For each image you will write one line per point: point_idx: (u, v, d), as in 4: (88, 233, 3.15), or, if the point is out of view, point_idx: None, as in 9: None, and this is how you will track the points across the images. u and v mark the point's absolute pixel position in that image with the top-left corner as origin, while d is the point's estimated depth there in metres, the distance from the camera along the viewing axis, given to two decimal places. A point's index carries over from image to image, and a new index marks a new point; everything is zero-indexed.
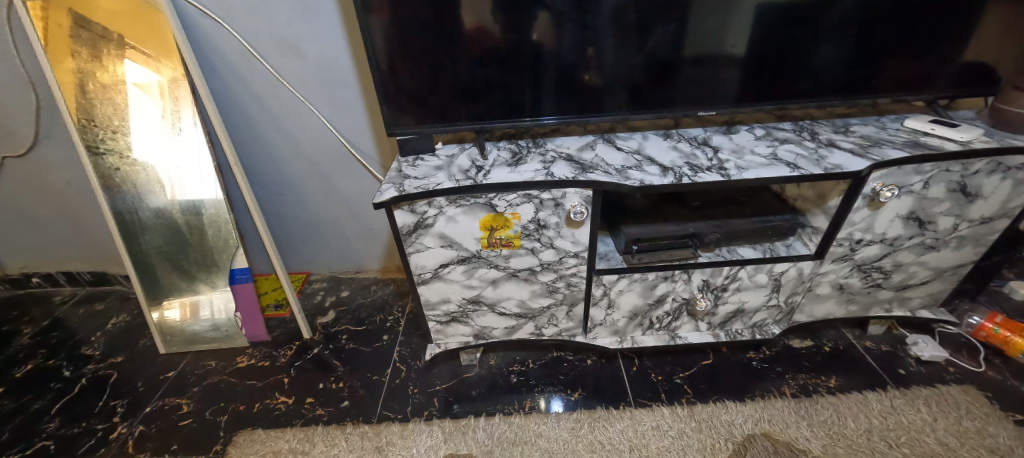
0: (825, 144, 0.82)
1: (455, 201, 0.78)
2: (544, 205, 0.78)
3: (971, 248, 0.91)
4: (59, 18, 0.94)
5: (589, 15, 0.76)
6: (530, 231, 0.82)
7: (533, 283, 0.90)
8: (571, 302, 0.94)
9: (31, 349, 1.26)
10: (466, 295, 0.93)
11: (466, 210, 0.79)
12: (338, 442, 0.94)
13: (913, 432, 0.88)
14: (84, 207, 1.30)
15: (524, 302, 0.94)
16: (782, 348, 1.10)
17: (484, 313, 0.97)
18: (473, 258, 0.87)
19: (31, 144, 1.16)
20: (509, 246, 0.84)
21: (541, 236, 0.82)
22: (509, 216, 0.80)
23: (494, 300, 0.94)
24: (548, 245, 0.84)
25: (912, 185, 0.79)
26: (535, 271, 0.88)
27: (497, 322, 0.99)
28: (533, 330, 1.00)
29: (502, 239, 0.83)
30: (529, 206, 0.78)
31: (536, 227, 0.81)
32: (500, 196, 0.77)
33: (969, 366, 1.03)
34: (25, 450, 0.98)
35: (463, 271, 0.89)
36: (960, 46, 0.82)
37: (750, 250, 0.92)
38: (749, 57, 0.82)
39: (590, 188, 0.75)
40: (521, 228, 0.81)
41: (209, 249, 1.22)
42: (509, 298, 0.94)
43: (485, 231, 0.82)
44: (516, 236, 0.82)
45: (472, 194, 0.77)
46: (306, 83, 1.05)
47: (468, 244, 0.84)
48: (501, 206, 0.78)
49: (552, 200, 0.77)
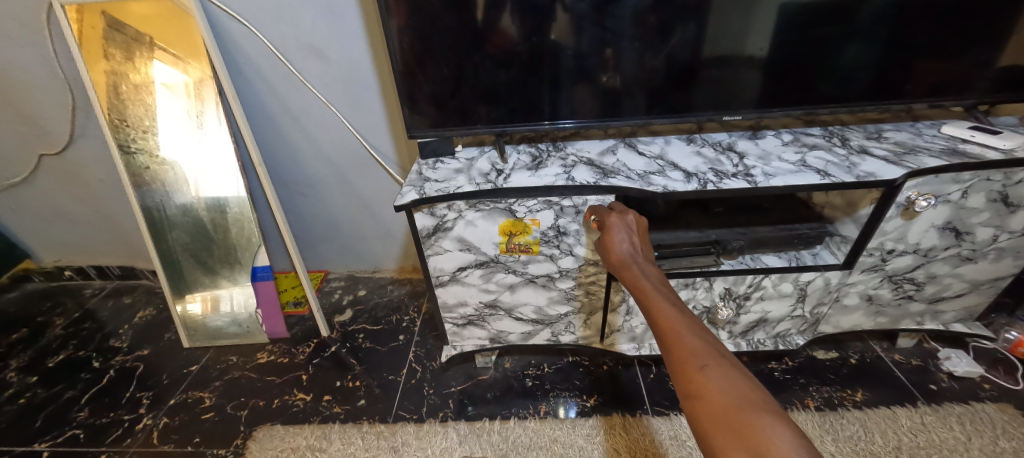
0: (856, 150, 0.79)
1: (475, 205, 0.78)
2: (565, 212, 0.77)
3: (1011, 260, 0.87)
4: (94, 21, 0.98)
5: (609, 16, 0.75)
6: (549, 237, 0.81)
7: (551, 289, 0.90)
8: (589, 310, 0.93)
9: (63, 339, 1.31)
10: (483, 300, 0.93)
11: (486, 214, 0.79)
12: (354, 441, 0.95)
13: (946, 451, 0.84)
14: (114, 203, 1.34)
15: (540, 308, 0.94)
16: (806, 360, 1.06)
17: (501, 317, 0.97)
18: (491, 262, 0.86)
19: (65, 143, 1.20)
20: (527, 252, 0.84)
21: (561, 243, 0.82)
22: (528, 222, 0.79)
23: (511, 305, 0.94)
24: (567, 253, 0.83)
25: (949, 195, 0.75)
26: (553, 278, 0.87)
27: (513, 327, 0.99)
28: (550, 337, 1.00)
29: (520, 244, 0.83)
30: (549, 213, 0.78)
31: (555, 233, 0.80)
32: (519, 202, 0.77)
33: (1006, 383, 0.98)
34: (56, 438, 1.02)
35: (481, 275, 0.89)
36: (1002, 48, 0.78)
37: (774, 259, 0.89)
38: (774, 60, 0.80)
39: (611, 194, 0.74)
40: (541, 234, 0.81)
41: (232, 246, 1.24)
42: (526, 304, 0.93)
43: (504, 236, 0.82)
44: (535, 242, 0.82)
45: (492, 199, 0.76)
46: (328, 84, 1.07)
47: (487, 249, 0.84)
48: (521, 211, 0.78)
49: (573, 207, 0.76)
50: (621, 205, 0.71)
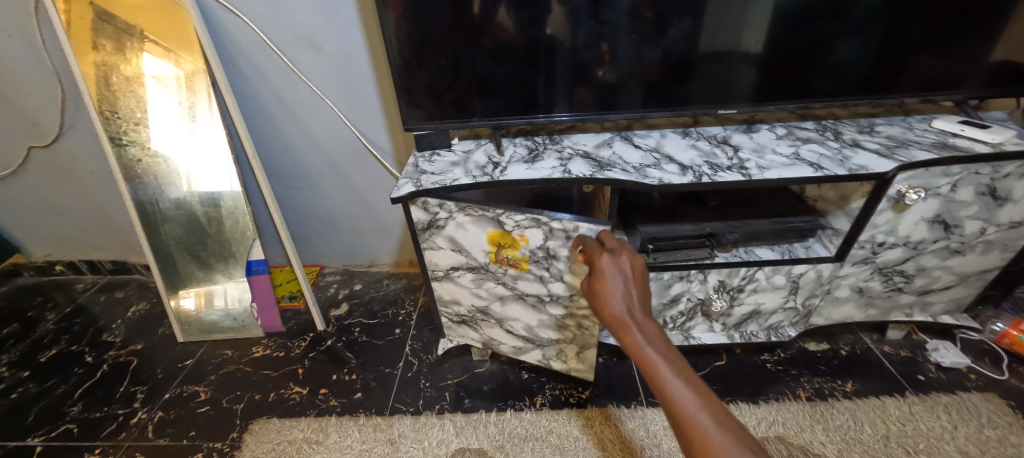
0: (848, 144, 0.80)
1: (465, 208, 0.78)
2: (554, 234, 0.75)
3: (998, 253, 0.88)
4: (82, 11, 0.96)
5: (605, 9, 0.74)
6: (539, 258, 0.79)
7: (541, 312, 0.89)
8: (579, 343, 0.91)
9: (54, 334, 1.30)
10: (476, 303, 0.94)
11: (475, 219, 0.79)
12: (351, 433, 0.95)
13: (933, 439, 0.86)
14: (105, 196, 1.32)
15: (531, 327, 0.93)
16: (797, 352, 1.08)
17: (492, 325, 0.97)
18: (481, 268, 0.86)
19: (55, 135, 1.18)
20: (516, 266, 0.83)
21: (551, 266, 0.80)
22: (517, 237, 0.78)
23: (502, 316, 0.94)
24: (557, 278, 0.81)
25: (939, 188, 0.76)
26: (543, 300, 0.86)
27: (504, 338, 0.98)
28: (540, 358, 0.99)
29: (509, 258, 0.82)
30: (538, 231, 0.76)
31: (545, 255, 0.79)
32: (508, 214, 0.76)
33: (992, 373, 1.00)
34: (49, 433, 1.01)
35: (473, 278, 0.89)
36: (993, 43, 0.79)
37: (767, 251, 0.90)
38: (769, 54, 0.80)
39: (604, 224, 0.70)
40: (530, 252, 0.79)
41: (226, 240, 1.23)
42: (516, 319, 0.93)
43: (493, 246, 0.81)
44: (523, 259, 0.81)
45: (480, 207, 0.76)
46: (322, 76, 1.06)
47: (477, 255, 0.84)
48: (509, 225, 0.77)
49: (563, 230, 0.74)
50: (610, 236, 0.66)
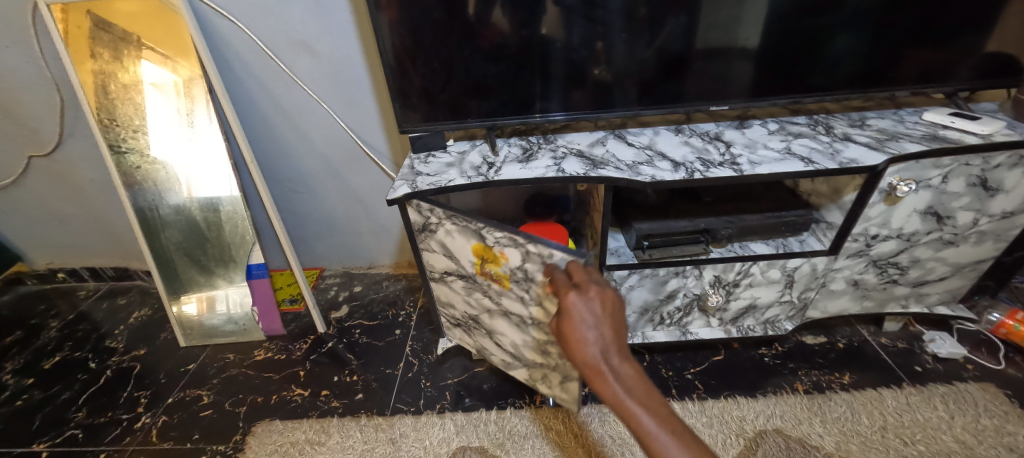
0: (840, 138, 0.81)
1: (450, 218, 0.78)
2: (531, 256, 0.70)
3: (991, 243, 0.89)
4: (80, 20, 0.97)
5: (598, 9, 0.75)
6: (518, 278, 0.75)
7: (526, 332, 0.84)
8: (563, 372, 0.82)
9: (57, 341, 1.31)
10: (469, 310, 0.94)
11: (461, 229, 0.78)
12: (352, 434, 0.96)
13: (930, 429, 0.87)
14: (105, 203, 1.33)
15: (517, 345, 0.88)
16: (795, 345, 1.09)
17: (484, 335, 0.95)
18: (470, 277, 0.85)
19: (55, 143, 1.19)
20: (499, 282, 0.80)
21: (530, 288, 0.75)
22: (497, 253, 0.75)
23: (491, 327, 0.91)
24: (535, 301, 0.76)
25: (930, 180, 0.77)
26: (525, 321, 0.81)
27: (494, 350, 0.96)
28: (528, 379, 0.92)
29: (492, 272, 0.79)
30: (516, 251, 0.72)
31: (523, 276, 0.74)
32: (488, 229, 0.74)
33: (988, 363, 1.01)
34: (54, 439, 1.02)
35: (463, 286, 0.89)
36: (982, 35, 0.80)
37: (762, 245, 0.91)
38: (761, 50, 0.81)
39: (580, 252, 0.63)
40: (510, 270, 0.76)
41: (226, 245, 1.24)
42: (504, 334, 0.89)
43: (478, 258, 0.80)
44: (504, 276, 0.78)
45: (463, 218, 0.76)
46: (318, 80, 1.07)
47: (466, 265, 0.84)
48: (489, 239, 0.75)
49: (538, 254, 0.69)
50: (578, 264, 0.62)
